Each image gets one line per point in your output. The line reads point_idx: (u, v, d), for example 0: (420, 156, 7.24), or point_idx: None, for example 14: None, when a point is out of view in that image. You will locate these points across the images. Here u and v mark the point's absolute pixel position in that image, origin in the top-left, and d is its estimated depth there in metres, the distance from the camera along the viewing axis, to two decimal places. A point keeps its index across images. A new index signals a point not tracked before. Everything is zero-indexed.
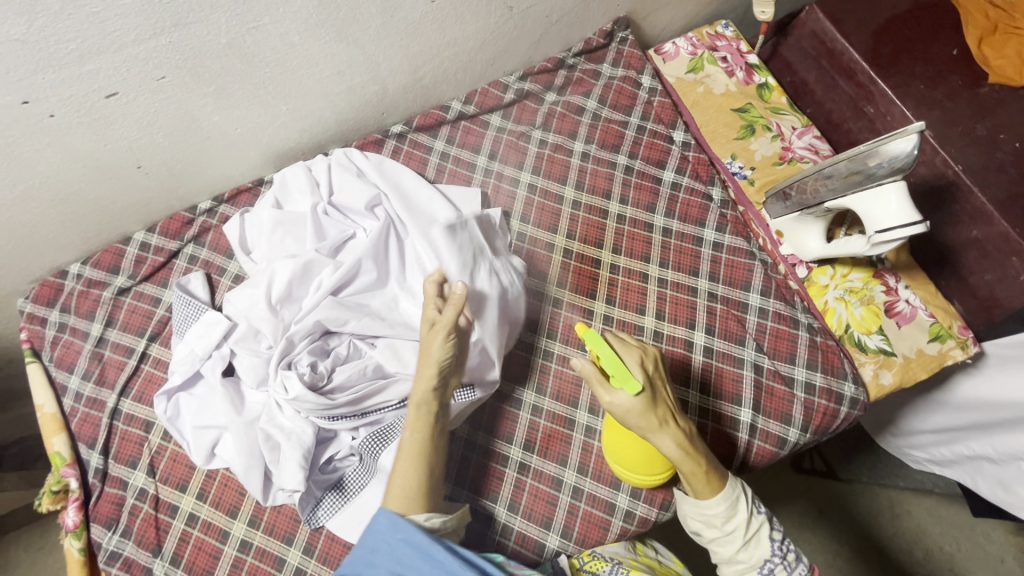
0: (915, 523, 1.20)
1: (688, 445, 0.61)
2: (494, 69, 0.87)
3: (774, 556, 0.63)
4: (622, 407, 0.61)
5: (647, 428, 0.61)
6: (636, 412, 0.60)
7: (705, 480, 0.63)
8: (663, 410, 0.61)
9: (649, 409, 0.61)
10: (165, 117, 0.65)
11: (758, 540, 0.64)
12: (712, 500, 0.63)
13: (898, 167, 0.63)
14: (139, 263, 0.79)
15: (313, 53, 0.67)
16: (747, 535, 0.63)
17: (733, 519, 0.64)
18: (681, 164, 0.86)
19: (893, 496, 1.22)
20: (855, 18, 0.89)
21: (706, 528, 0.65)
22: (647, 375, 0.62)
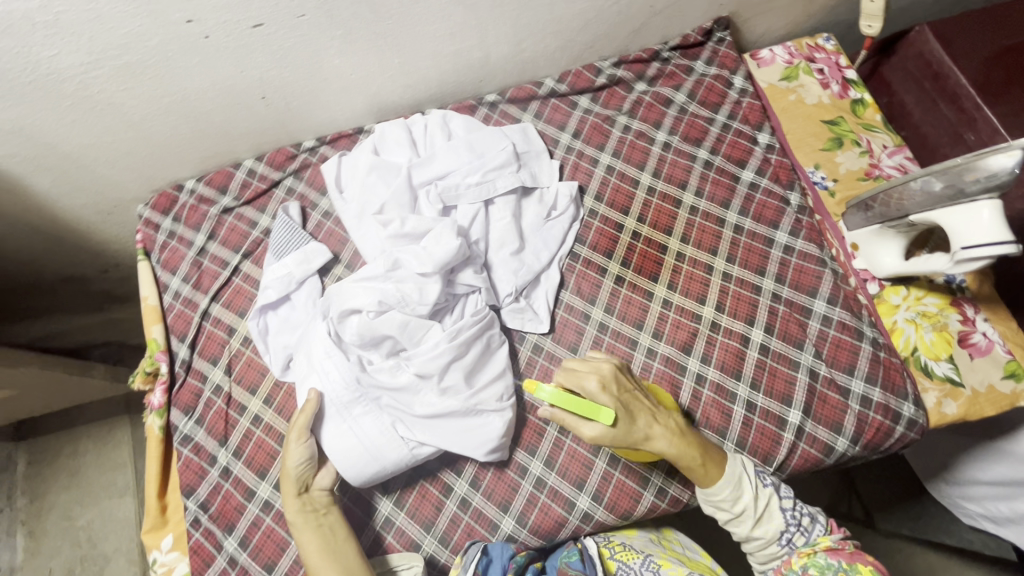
0: None
1: (676, 441, 0.66)
2: (591, 52, 0.90)
3: (789, 526, 0.66)
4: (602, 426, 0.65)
5: (638, 438, 0.65)
6: (617, 428, 0.64)
7: (708, 467, 0.66)
8: (640, 416, 0.66)
9: (631, 420, 0.65)
10: (296, 54, 0.72)
11: (770, 515, 0.67)
12: (715, 484, 0.66)
13: (994, 185, 0.61)
14: (244, 187, 0.87)
15: (433, 11, 0.72)
16: (758, 512, 0.66)
17: (741, 500, 0.66)
18: (762, 166, 0.86)
19: (936, 563, 1.14)
20: (966, 43, 0.87)
21: (718, 511, 0.68)
22: (614, 390, 0.66)
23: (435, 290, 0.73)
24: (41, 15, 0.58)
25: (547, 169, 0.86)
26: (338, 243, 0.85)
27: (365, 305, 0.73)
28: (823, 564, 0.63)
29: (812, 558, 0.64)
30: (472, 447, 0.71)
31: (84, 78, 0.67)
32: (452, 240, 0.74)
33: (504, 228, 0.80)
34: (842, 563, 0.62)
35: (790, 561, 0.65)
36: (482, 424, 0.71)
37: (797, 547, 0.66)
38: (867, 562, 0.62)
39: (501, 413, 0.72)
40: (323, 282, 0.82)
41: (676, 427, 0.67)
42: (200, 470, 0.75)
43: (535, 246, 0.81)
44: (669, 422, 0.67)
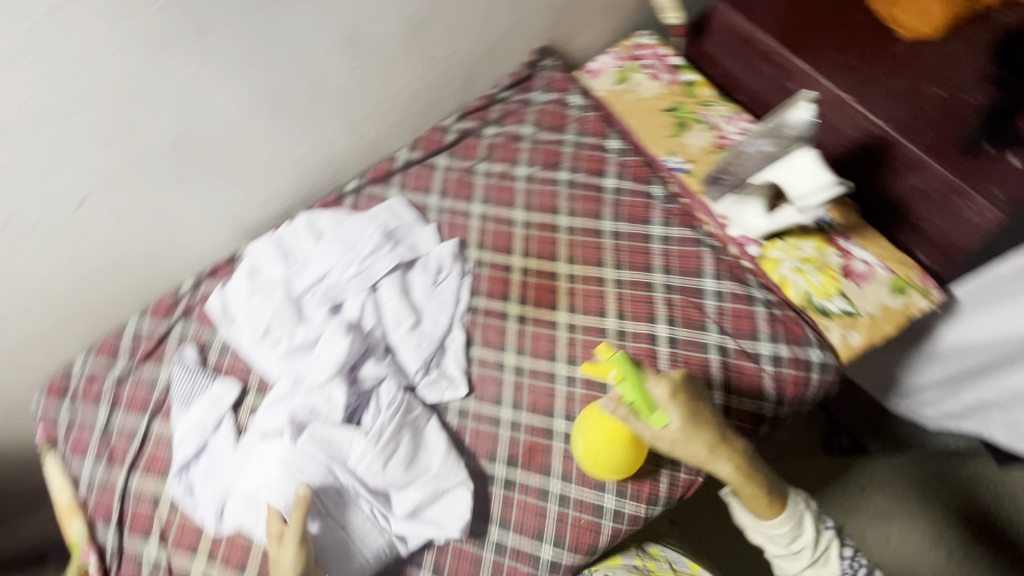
0: (967, 489, 1.15)
1: (741, 475, 0.64)
2: (432, 115, 0.93)
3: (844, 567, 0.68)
4: (664, 441, 0.63)
5: (704, 458, 0.63)
6: (683, 447, 0.63)
7: (767, 503, 0.66)
8: (714, 441, 0.63)
9: (699, 445, 0.63)
10: (135, 213, 0.72)
11: (826, 560, 0.69)
12: (767, 518, 0.67)
13: (804, 134, 0.69)
14: (136, 347, 0.85)
15: (257, 133, 0.74)
16: (814, 555, 0.68)
17: (800, 540, 0.68)
18: (622, 170, 0.90)
19: (940, 466, 1.17)
20: (761, 5, 0.93)
21: (769, 545, 0.69)
22: (688, 417, 0.62)
23: (340, 394, 0.73)
24: None
25: (424, 237, 0.86)
26: (242, 373, 0.83)
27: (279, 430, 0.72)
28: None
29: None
30: (442, 528, 0.70)
31: None
32: (343, 341, 0.75)
33: (394, 309, 0.80)
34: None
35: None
36: (448, 502, 0.71)
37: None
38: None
39: (468, 484, 0.72)
40: (238, 418, 0.80)
41: (742, 457, 0.65)
42: None
43: (432, 313, 0.81)
44: (738, 449, 0.65)
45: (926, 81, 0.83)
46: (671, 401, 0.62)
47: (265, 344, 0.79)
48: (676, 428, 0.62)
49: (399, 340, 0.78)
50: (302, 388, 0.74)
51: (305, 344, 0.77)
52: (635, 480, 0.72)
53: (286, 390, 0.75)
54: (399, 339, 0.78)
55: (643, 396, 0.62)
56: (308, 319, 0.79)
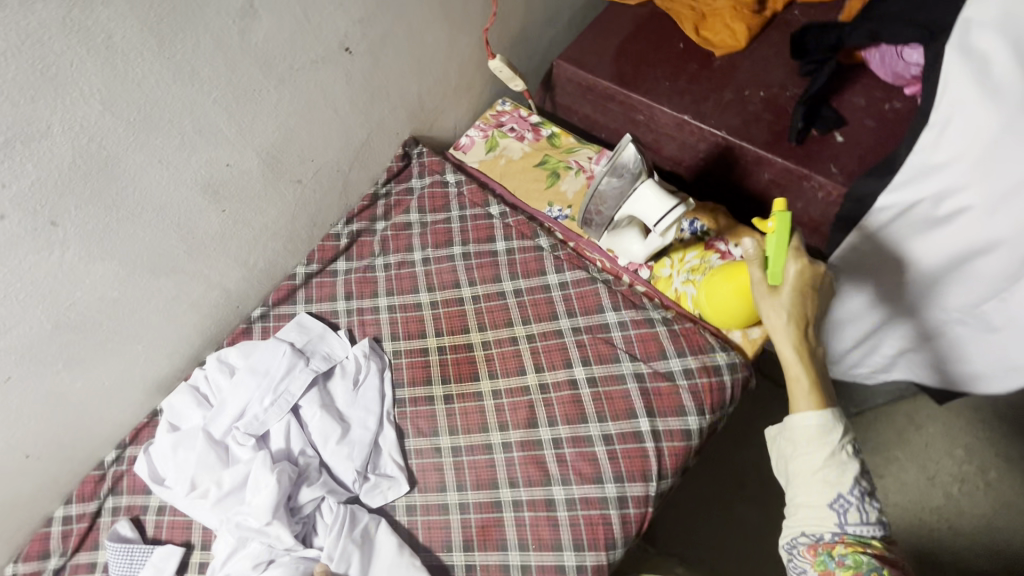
0: (938, 424, 1.18)
1: (804, 358, 0.64)
2: (320, 226, 0.96)
3: (850, 494, 0.60)
4: (761, 293, 0.67)
5: (778, 322, 0.65)
6: (767, 304, 0.66)
7: (809, 400, 0.63)
8: (798, 314, 0.64)
9: (783, 310, 0.64)
10: (30, 405, 0.72)
11: (840, 472, 0.61)
12: (803, 413, 0.62)
13: (639, 170, 0.78)
14: (66, 536, 0.82)
15: (140, 295, 0.75)
16: (829, 459, 0.61)
17: (825, 440, 0.61)
18: (506, 232, 0.94)
19: (908, 408, 1.19)
20: (591, 57, 1.03)
21: (789, 436, 0.64)
22: (804, 284, 0.65)
23: (286, 530, 0.71)
24: None
25: (337, 343, 0.89)
26: (183, 532, 0.81)
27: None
28: (865, 563, 0.57)
29: (856, 554, 0.58)
30: None
31: None
32: (265, 479, 0.73)
33: (318, 424, 0.80)
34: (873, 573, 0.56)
35: (833, 543, 0.60)
36: None
37: (845, 536, 0.60)
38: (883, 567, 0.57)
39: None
40: None
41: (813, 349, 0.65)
42: None
43: (359, 416, 0.82)
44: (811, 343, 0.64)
45: (747, 88, 0.92)
46: (798, 270, 0.64)
47: (197, 498, 0.77)
48: (784, 288, 0.65)
49: (330, 453, 0.78)
50: (243, 535, 0.73)
51: (236, 489, 0.76)
52: (588, 529, 0.72)
53: (231, 540, 0.74)
54: (331, 452, 0.78)
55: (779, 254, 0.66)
56: (236, 460, 0.78)
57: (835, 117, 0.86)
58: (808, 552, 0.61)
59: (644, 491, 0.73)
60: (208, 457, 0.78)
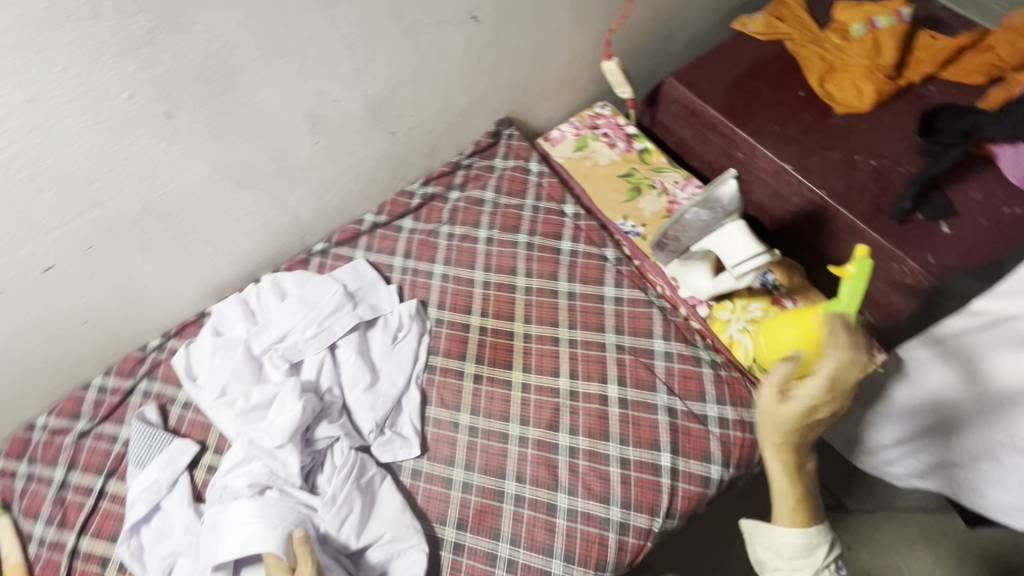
0: (955, 548, 1.10)
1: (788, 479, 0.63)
2: (398, 181, 0.97)
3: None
4: (764, 407, 0.61)
5: (770, 442, 0.61)
6: (765, 420, 0.60)
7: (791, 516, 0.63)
8: (794, 440, 0.60)
9: (784, 433, 0.59)
10: (100, 277, 0.76)
11: None
12: (781, 528, 0.63)
13: (733, 209, 0.74)
14: (98, 404, 0.87)
15: (221, 201, 0.78)
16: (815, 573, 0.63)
17: (803, 558, 0.63)
18: (575, 233, 0.93)
19: (924, 522, 1.12)
20: (706, 83, 1.00)
21: (771, 556, 0.66)
22: (807, 417, 0.58)
23: (294, 458, 0.73)
24: None
25: (385, 297, 0.90)
26: (202, 431, 0.84)
27: (242, 493, 0.72)
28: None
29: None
30: None
31: None
32: (291, 406, 0.75)
33: (351, 368, 0.82)
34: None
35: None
36: (405, 562, 0.71)
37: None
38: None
39: (419, 544, 0.71)
40: (195, 477, 0.81)
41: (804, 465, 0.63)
42: None
43: (389, 372, 0.83)
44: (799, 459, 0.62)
45: (859, 153, 0.88)
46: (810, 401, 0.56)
47: (220, 404, 0.79)
48: (784, 417, 0.59)
49: (354, 399, 0.80)
50: (252, 452, 0.74)
51: (259, 408, 0.78)
52: (583, 544, 0.71)
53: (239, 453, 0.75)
54: (355, 399, 0.80)
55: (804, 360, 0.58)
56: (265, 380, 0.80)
57: (946, 206, 0.81)
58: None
59: (648, 524, 0.72)
60: (245, 371, 0.81)
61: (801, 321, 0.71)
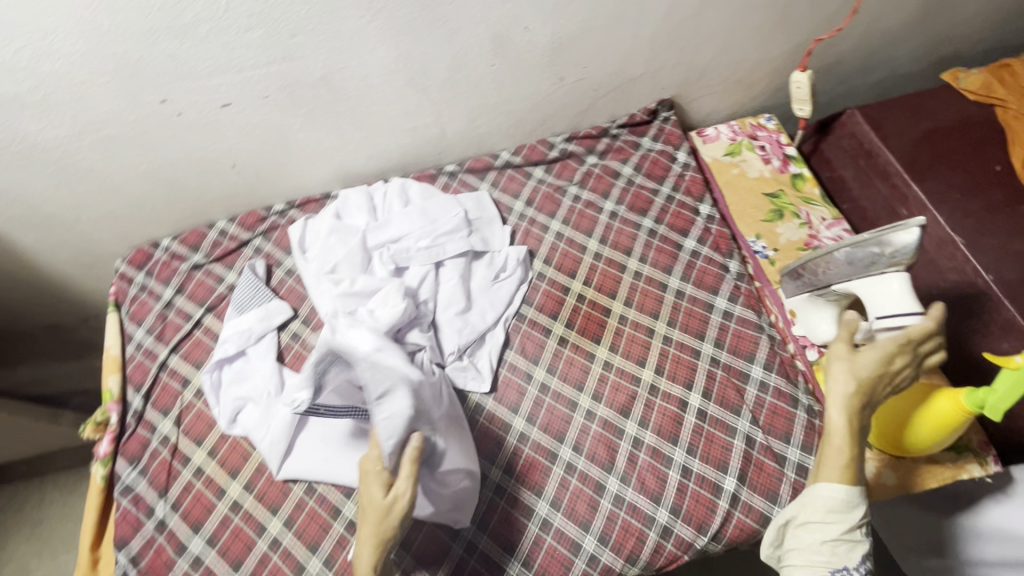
0: None
1: (852, 431, 0.56)
2: (543, 129, 0.97)
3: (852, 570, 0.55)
4: (835, 352, 0.59)
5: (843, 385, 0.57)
6: (840, 361, 0.58)
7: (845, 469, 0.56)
8: (867, 391, 0.57)
9: (856, 378, 0.57)
10: (262, 129, 0.79)
11: (849, 549, 0.56)
12: (828, 483, 0.56)
13: (899, 260, 0.65)
14: (216, 245, 0.93)
15: (388, 93, 0.79)
16: (844, 533, 0.56)
17: (844, 516, 0.56)
18: (703, 235, 0.90)
19: None
20: (894, 126, 0.92)
21: (801, 509, 0.58)
22: (887, 357, 0.58)
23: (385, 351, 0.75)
24: (31, 96, 0.65)
25: (498, 235, 0.90)
26: (297, 299, 0.88)
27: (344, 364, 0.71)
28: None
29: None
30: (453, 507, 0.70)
31: (69, 148, 0.72)
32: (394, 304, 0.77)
33: (449, 289, 0.83)
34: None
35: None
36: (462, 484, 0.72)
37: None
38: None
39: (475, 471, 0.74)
40: (280, 338, 0.85)
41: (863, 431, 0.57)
42: (135, 521, 0.74)
43: (484, 306, 0.84)
44: (862, 416, 0.57)
45: None
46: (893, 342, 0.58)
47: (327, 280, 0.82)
48: (865, 355, 0.58)
49: (447, 318, 0.81)
50: None
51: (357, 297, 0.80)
52: (621, 532, 0.70)
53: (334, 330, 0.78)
54: (448, 318, 0.81)
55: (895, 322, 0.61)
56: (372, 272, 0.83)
57: None
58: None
59: (691, 538, 0.70)
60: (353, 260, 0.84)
61: (932, 399, 0.66)
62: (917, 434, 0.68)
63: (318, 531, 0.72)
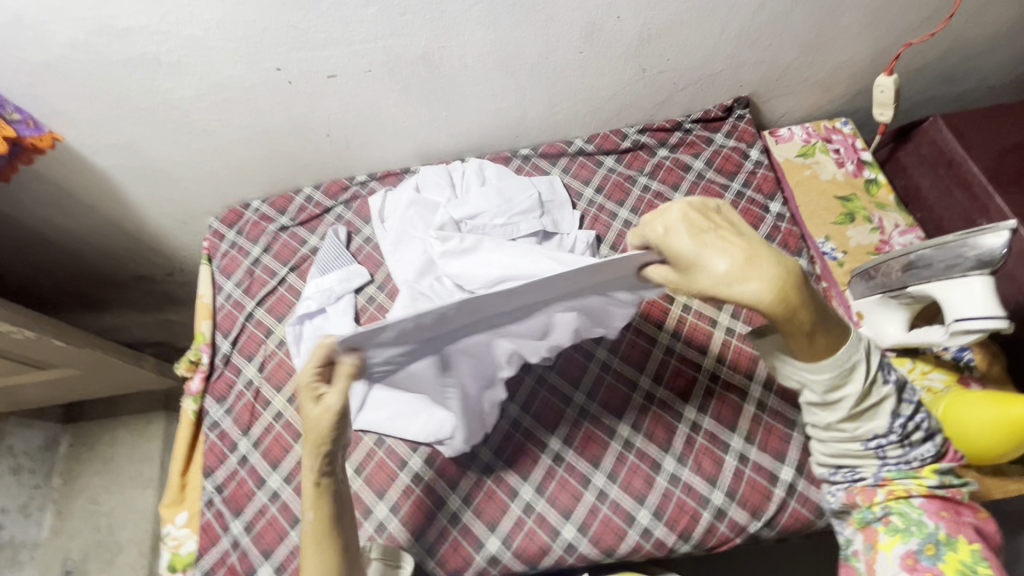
0: None
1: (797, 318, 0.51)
2: (618, 119, 0.99)
3: (890, 434, 0.58)
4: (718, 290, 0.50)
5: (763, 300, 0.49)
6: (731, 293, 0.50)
7: (810, 342, 0.54)
8: (792, 297, 0.50)
9: (761, 292, 0.49)
10: (360, 102, 0.84)
11: (872, 414, 0.57)
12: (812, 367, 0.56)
13: (984, 263, 0.64)
14: (301, 210, 0.99)
15: (479, 75, 0.83)
16: (855, 408, 0.57)
17: (841, 390, 0.56)
18: (772, 232, 0.90)
19: None
20: (979, 137, 0.91)
21: (807, 394, 0.59)
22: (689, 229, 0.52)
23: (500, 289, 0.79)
24: (168, 57, 0.71)
25: (567, 218, 0.93)
26: (373, 265, 0.93)
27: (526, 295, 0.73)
28: (913, 517, 0.57)
29: (898, 505, 0.58)
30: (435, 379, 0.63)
31: (190, 108, 0.79)
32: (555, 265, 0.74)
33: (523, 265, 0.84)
34: (938, 532, 0.56)
35: (874, 493, 0.59)
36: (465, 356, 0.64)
37: (886, 470, 0.59)
38: (970, 538, 0.55)
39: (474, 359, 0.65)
40: (356, 300, 0.90)
41: (700, 248, 0.51)
42: (221, 454, 0.81)
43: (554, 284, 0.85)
44: (802, 293, 0.51)
45: None
46: (671, 227, 0.52)
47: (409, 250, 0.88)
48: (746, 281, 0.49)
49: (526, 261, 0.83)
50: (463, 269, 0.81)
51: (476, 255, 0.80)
52: (675, 509, 0.73)
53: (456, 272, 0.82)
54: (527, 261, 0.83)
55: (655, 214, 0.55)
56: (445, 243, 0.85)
57: None
58: (845, 499, 0.61)
59: (745, 522, 0.71)
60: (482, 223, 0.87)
61: (1004, 406, 0.66)
62: (988, 442, 0.67)
63: (386, 479, 0.78)
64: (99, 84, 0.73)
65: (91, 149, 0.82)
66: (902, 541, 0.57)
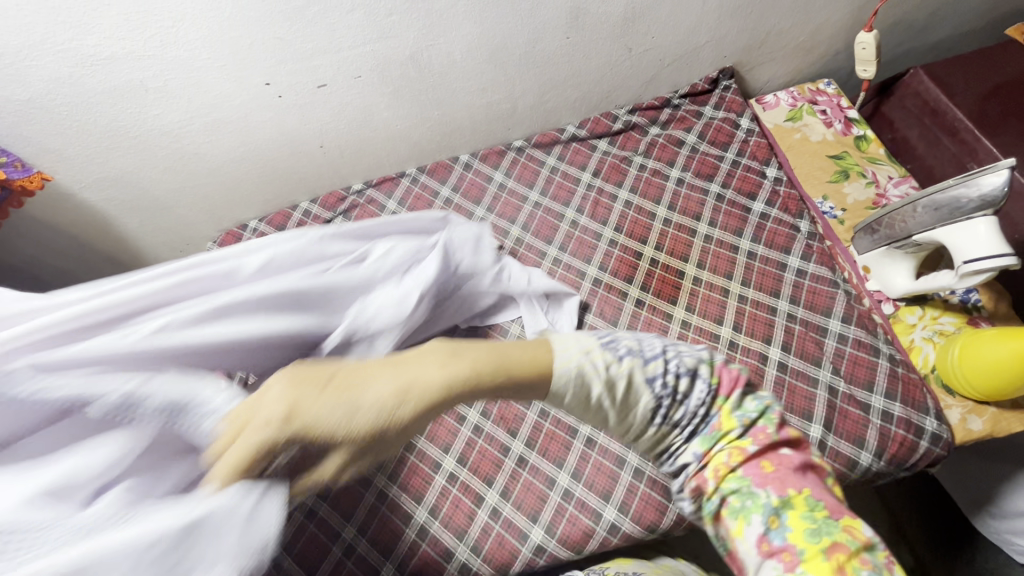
0: None
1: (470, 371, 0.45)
2: (608, 102, 1.00)
3: (660, 400, 0.51)
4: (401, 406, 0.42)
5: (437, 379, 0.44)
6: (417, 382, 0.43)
7: (510, 371, 0.46)
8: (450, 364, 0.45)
9: (431, 378, 0.43)
10: (352, 109, 0.83)
11: (634, 390, 0.50)
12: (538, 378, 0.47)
13: (987, 203, 0.66)
14: (300, 226, 0.97)
15: (468, 70, 0.83)
16: (620, 399, 0.50)
17: (597, 387, 0.49)
18: (771, 198, 0.91)
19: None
20: (962, 82, 0.92)
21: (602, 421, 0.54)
22: (307, 384, 0.42)
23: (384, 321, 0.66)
24: (154, 82, 0.70)
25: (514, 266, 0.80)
26: None
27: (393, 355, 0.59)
28: (745, 492, 0.49)
29: (729, 482, 0.50)
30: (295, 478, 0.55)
31: (180, 132, 0.78)
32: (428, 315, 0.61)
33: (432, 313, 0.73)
34: (772, 498, 0.48)
35: (705, 479, 0.52)
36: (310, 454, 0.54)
37: (698, 442, 0.52)
38: (799, 486, 0.48)
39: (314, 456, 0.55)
40: None
41: (343, 392, 0.42)
42: None
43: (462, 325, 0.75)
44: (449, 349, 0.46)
45: None
46: (286, 402, 0.41)
47: None
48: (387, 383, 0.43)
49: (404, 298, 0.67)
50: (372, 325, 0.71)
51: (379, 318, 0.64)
52: None
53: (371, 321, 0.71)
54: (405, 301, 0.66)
55: (253, 418, 0.42)
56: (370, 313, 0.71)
57: None
58: (691, 492, 0.53)
59: None
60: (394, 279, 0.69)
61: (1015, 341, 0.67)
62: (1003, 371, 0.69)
63: (422, 484, 0.77)
64: (86, 117, 0.72)
65: (81, 185, 0.80)
66: (746, 522, 0.48)
